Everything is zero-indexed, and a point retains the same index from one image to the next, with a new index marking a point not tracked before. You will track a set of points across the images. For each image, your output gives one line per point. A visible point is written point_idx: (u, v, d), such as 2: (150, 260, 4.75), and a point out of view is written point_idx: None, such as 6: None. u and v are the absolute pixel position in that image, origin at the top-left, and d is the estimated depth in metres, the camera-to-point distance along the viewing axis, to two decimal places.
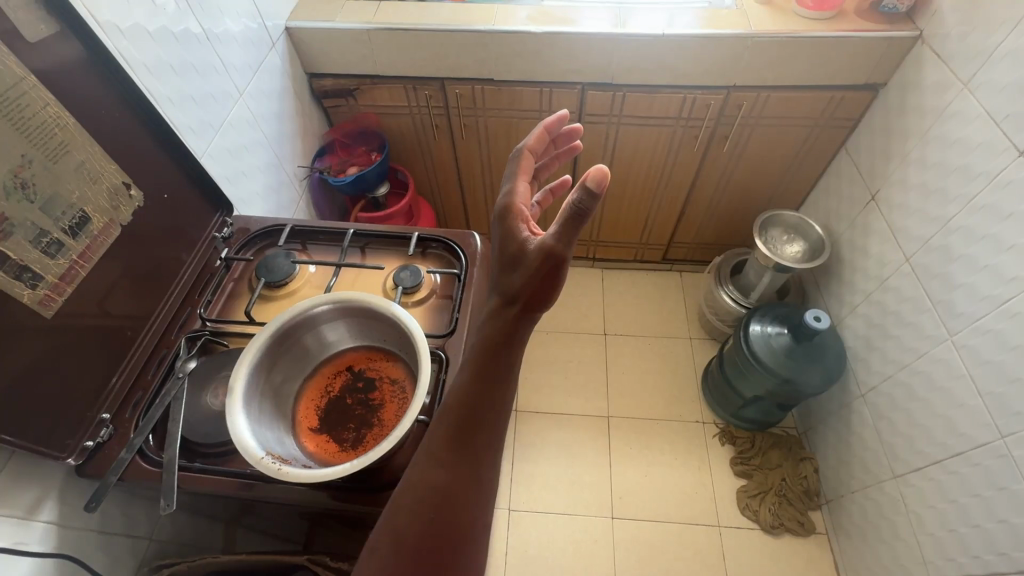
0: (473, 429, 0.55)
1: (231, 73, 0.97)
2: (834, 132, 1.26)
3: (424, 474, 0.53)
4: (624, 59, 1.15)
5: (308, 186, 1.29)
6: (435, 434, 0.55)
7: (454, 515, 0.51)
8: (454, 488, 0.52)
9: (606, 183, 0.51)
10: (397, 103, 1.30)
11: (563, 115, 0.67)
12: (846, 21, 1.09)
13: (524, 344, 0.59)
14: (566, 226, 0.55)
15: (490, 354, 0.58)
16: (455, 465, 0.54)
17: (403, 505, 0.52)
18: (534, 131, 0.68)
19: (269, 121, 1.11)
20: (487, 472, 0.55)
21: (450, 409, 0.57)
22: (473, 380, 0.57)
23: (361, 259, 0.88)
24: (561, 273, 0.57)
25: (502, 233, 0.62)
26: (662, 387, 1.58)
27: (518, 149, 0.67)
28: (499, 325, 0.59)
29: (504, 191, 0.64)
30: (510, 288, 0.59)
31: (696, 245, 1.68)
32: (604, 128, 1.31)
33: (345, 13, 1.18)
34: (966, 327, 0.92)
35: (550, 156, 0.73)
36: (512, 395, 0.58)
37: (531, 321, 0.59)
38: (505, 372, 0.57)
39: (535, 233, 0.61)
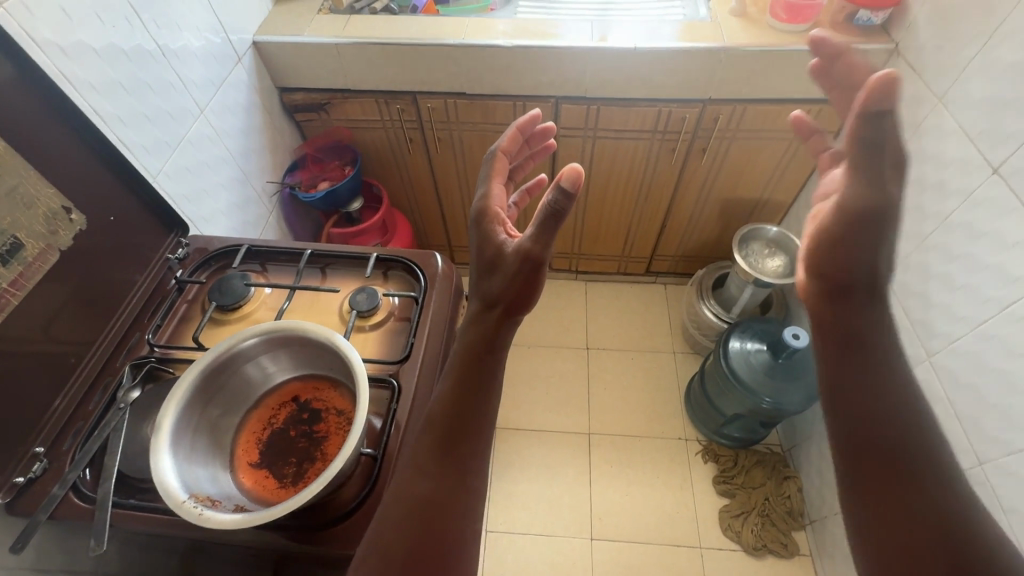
0: (460, 438, 0.56)
1: (189, 90, 0.94)
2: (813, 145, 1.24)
3: (411, 486, 0.52)
4: (597, 72, 1.13)
5: (280, 202, 1.26)
6: (420, 446, 0.55)
7: (445, 526, 0.50)
8: (444, 498, 0.52)
9: (580, 182, 0.55)
10: (369, 116, 1.28)
11: (535, 114, 0.72)
12: (821, 32, 1.06)
13: (505, 351, 0.63)
14: (543, 226, 0.58)
15: (472, 362, 0.60)
16: (441, 474, 0.53)
17: (392, 519, 0.50)
18: (507, 132, 0.73)
19: (234, 137, 1.08)
20: (475, 481, 0.55)
21: (434, 419, 0.57)
22: (456, 389, 0.58)
23: (319, 280, 0.85)
24: (539, 276, 0.62)
25: (479, 236, 0.67)
26: (645, 404, 1.55)
27: (493, 151, 0.73)
28: (479, 331, 0.63)
29: (480, 195, 0.69)
30: (490, 292, 0.64)
31: (678, 257, 1.65)
32: (580, 141, 1.29)
33: (313, 27, 1.16)
34: (943, 348, 0.90)
35: (524, 157, 0.78)
36: (495, 403, 0.59)
37: (513, 326, 0.64)
38: (489, 380, 0.60)
39: (510, 236, 0.67)
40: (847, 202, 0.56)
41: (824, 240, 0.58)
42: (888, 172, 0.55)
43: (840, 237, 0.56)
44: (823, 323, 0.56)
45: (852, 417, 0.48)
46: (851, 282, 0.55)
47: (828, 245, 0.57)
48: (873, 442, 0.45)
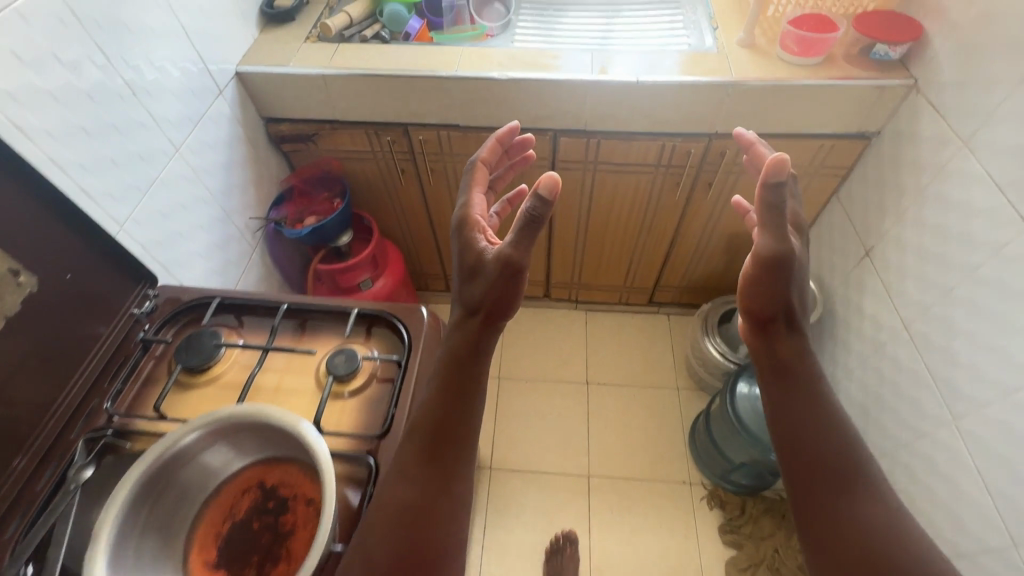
0: (443, 446, 0.57)
1: (162, 128, 0.89)
2: (825, 180, 1.18)
3: (395, 491, 0.55)
4: (598, 104, 1.07)
5: (264, 238, 1.20)
6: (405, 452, 0.57)
7: (427, 531, 0.53)
8: (425, 504, 0.54)
9: (557, 188, 0.55)
10: (359, 148, 1.22)
11: (514, 126, 0.74)
12: (835, 66, 1.00)
13: (491, 354, 0.62)
14: (521, 231, 0.57)
15: (455, 369, 0.60)
16: (425, 481, 0.55)
17: (377, 524, 0.53)
18: (486, 143, 0.75)
19: (215, 173, 1.03)
20: (460, 485, 0.57)
21: (417, 425, 0.58)
22: (440, 395, 0.59)
23: (296, 337, 0.78)
24: (520, 280, 0.60)
25: (460, 245, 0.66)
26: (647, 444, 1.48)
27: (473, 161, 0.74)
28: (462, 336, 0.63)
29: (461, 204, 0.69)
30: (472, 299, 0.63)
31: (682, 288, 1.59)
32: (579, 174, 1.23)
33: (300, 57, 1.11)
34: (970, 413, 0.83)
35: (503, 169, 0.80)
36: (481, 408, 0.60)
37: (497, 330, 0.63)
38: (473, 386, 0.60)
39: (491, 242, 0.65)
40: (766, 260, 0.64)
41: (747, 280, 0.62)
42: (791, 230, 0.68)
43: (759, 280, 0.61)
44: (757, 357, 0.63)
45: (789, 439, 0.55)
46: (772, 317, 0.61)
47: (756, 284, 0.61)
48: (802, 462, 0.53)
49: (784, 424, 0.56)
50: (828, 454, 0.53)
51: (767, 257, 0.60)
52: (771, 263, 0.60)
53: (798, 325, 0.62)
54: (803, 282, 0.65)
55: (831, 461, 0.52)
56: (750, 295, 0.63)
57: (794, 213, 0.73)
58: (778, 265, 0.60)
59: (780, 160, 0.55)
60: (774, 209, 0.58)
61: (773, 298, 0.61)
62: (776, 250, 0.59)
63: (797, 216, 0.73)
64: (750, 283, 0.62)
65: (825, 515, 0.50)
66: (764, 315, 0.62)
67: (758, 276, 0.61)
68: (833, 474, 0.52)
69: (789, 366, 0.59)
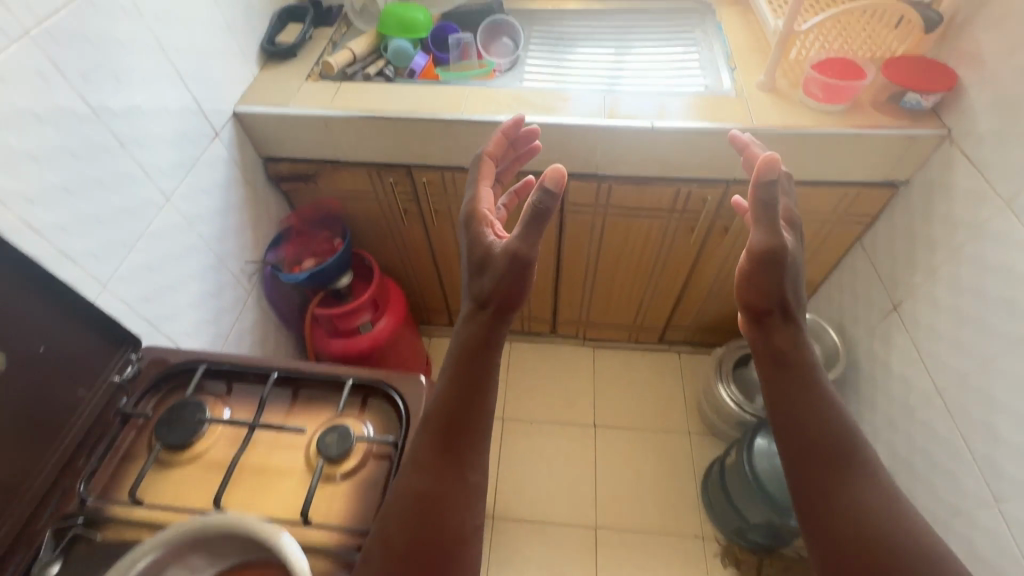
0: (456, 435, 0.60)
1: (153, 177, 0.85)
2: (848, 228, 1.12)
3: (412, 480, 0.58)
4: (610, 150, 1.02)
5: (260, 281, 1.15)
6: (421, 443, 0.60)
7: (443, 518, 0.56)
8: (440, 492, 0.57)
9: (564, 178, 0.56)
10: (361, 188, 1.18)
11: (518, 118, 0.79)
12: (861, 114, 0.95)
13: (498, 348, 0.65)
14: (529, 226, 0.59)
15: (463, 362, 0.64)
16: (439, 470, 0.58)
17: (396, 513, 0.56)
18: (492, 138, 0.79)
19: (209, 219, 0.98)
20: (474, 473, 0.59)
21: (430, 418, 0.62)
22: (452, 388, 0.62)
23: (286, 410, 0.73)
24: (526, 275, 0.62)
25: (469, 239, 0.70)
26: (657, 494, 1.42)
27: (478, 155, 0.78)
28: (471, 330, 0.66)
29: (468, 197, 0.72)
30: (482, 293, 0.66)
31: (694, 328, 1.53)
32: (589, 217, 1.18)
33: (300, 97, 1.06)
34: (1015, 497, 0.77)
35: (509, 160, 0.83)
36: (490, 400, 0.63)
37: (505, 323, 0.65)
38: (482, 377, 0.63)
39: (499, 235, 0.69)
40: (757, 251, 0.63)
41: (741, 277, 0.62)
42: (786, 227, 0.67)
43: (754, 277, 0.61)
44: (756, 347, 0.64)
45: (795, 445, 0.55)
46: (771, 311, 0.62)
47: (750, 280, 0.62)
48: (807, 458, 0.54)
49: (783, 415, 0.58)
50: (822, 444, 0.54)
51: (761, 252, 0.60)
52: (767, 259, 0.60)
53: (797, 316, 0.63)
54: (800, 271, 0.65)
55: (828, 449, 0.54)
56: (745, 291, 0.63)
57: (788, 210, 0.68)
58: (768, 260, 0.60)
59: (772, 159, 0.56)
60: (766, 206, 0.59)
61: (770, 293, 0.61)
62: (767, 248, 0.59)
63: (790, 212, 0.67)
64: (744, 280, 0.62)
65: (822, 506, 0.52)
66: (760, 309, 0.62)
67: (753, 272, 0.61)
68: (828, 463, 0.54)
69: (787, 357, 0.60)
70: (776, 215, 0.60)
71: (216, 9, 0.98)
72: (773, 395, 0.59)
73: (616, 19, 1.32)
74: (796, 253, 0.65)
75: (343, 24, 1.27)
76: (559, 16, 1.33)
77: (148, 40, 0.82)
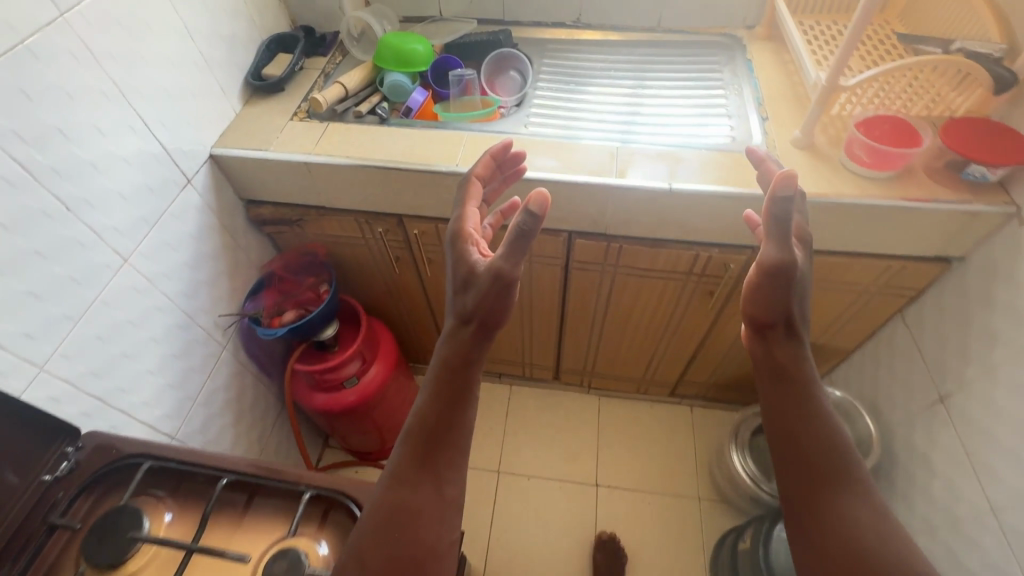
0: (435, 449, 0.59)
1: (108, 238, 0.76)
2: (889, 300, 0.99)
3: (392, 492, 0.57)
4: (622, 211, 0.91)
5: (237, 333, 1.07)
6: (400, 455, 0.59)
7: (417, 529, 0.55)
8: (419, 506, 0.56)
9: (547, 205, 0.52)
10: (349, 235, 1.08)
11: (506, 141, 0.74)
12: (913, 182, 0.83)
13: (481, 364, 0.63)
14: (512, 248, 0.56)
15: (447, 375, 0.62)
16: (416, 481, 0.58)
17: (372, 526, 0.55)
18: (481, 158, 0.74)
19: (177, 275, 0.90)
20: (452, 488, 0.59)
21: (413, 428, 0.61)
22: (435, 401, 0.61)
23: (234, 524, 0.64)
24: (509, 294, 0.60)
25: (454, 256, 0.66)
26: (661, 567, 1.30)
27: (467, 176, 0.73)
28: (454, 347, 0.63)
29: (455, 216, 0.69)
30: (464, 309, 0.63)
31: (709, 384, 1.41)
32: (596, 275, 1.07)
33: (283, 139, 0.98)
34: None
35: (496, 183, 0.78)
36: (472, 413, 0.62)
37: (487, 340, 0.63)
38: (465, 392, 0.62)
39: (484, 254, 0.65)
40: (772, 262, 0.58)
41: (749, 287, 0.60)
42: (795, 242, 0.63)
43: (762, 288, 0.59)
44: (755, 359, 0.63)
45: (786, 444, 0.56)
46: (771, 322, 0.60)
47: (754, 289, 0.60)
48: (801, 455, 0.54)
49: (778, 428, 0.57)
50: (810, 458, 0.54)
51: (772, 265, 0.57)
52: (776, 273, 0.57)
53: (799, 331, 0.61)
54: (807, 285, 0.62)
55: (819, 463, 0.53)
56: (749, 302, 0.61)
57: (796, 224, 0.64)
58: (779, 274, 0.57)
59: (788, 176, 0.52)
60: (780, 223, 0.55)
61: (776, 306, 0.59)
62: (775, 259, 0.57)
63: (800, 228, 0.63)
64: (754, 289, 0.60)
65: (808, 522, 0.52)
66: (767, 322, 0.60)
67: (762, 282, 0.58)
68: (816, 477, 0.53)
69: (787, 371, 0.59)
70: (788, 229, 0.56)
71: (192, 44, 0.89)
72: (771, 406, 0.59)
73: (636, 51, 1.21)
74: (807, 271, 0.62)
75: (337, 54, 1.17)
76: (573, 47, 1.22)
77: (105, 87, 0.74)
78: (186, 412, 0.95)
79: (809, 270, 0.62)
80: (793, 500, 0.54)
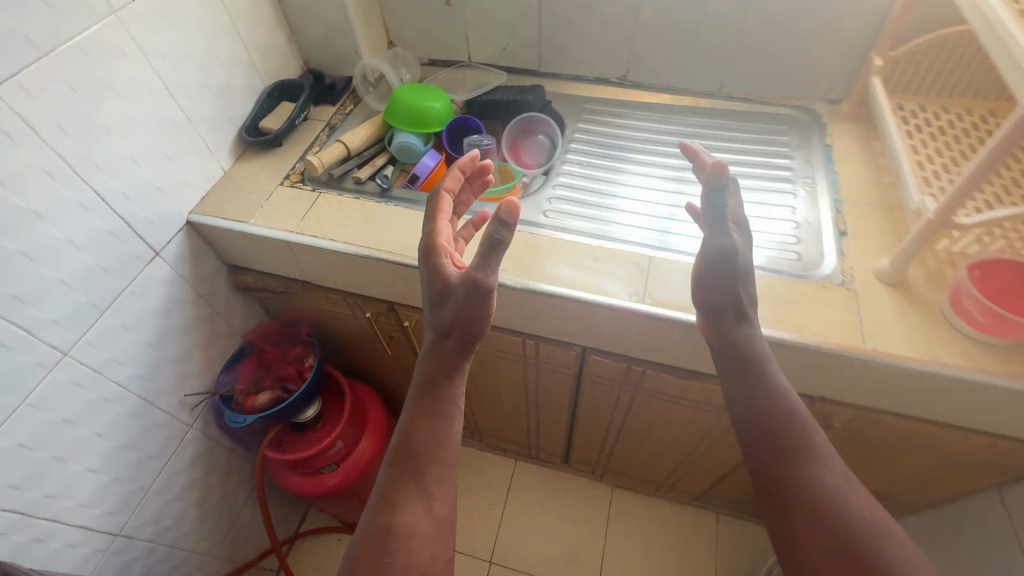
0: (421, 466, 0.54)
1: (42, 334, 0.66)
2: (985, 475, 0.78)
3: (378, 514, 0.51)
4: (647, 336, 0.75)
5: (208, 410, 0.97)
6: (385, 474, 0.54)
7: (411, 552, 0.49)
8: (411, 528, 0.50)
9: (518, 212, 0.49)
10: (338, 311, 0.96)
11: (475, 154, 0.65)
12: None
13: (464, 375, 0.58)
14: (487, 258, 0.52)
15: (430, 392, 0.57)
16: (406, 501, 0.52)
17: (357, 555, 0.49)
18: (449, 170, 0.65)
19: (134, 358, 0.80)
20: (443, 507, 0.53)
21: (397, 446, 0.55)
22: (419, 416, 0.56)
23: None
24: (488, 301, 0.55)
25: (427, 271, 0.59)
26: None
27: (435, 189, 0.65)
28: (437, 362, 0.57)
29: (426, 230, 0.62)
30: (443, 321, 0.57)
31: (740, 501, 1.21)
32: (613, 389, 0.91)
33: (267, 209, 0.86)
34: None
35: (465, 193, 0.70)
36: (458, 427, 0.57)
37: (469, 349, 0.57)
38: (449, 404, 0.57)
39: (460, 266, 0.60)
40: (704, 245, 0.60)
41: (697, 278, 0.62)
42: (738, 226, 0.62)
43: (707, 272, 0.61)
44: (711, 344, 0.62)
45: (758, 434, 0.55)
46: (724, 308, 0.60)
47: (703, 276, 0.61)
48: (773, 446, 0.53)
49: (745, 409, 0.56)
50: (778, 437, 0.53)
51: (715, 251, 0.59)
52: (721, 259, 0.59)
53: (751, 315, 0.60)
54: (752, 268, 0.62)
55: (780, 439, 0.53)
56: (701, 289, 0.62)
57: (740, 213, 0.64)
58: (722, 258, 0.59)
59: (721, 167, 0.56)
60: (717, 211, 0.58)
61: (724, 294, 0.60)
62: (719, 244, 0.59)
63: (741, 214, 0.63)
64: (702, 279, 0.61)
65: (776, 492, 0.52)
66: (719, 310, 0.61)
67: (708, 272, 0.61)
68: (785, 455, 0.53)
69: (742, 351, 0.58)
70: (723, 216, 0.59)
71: (172, 101, 0.79)
72: (733, 390, 0.58)
73: (688, 121, 1.02)
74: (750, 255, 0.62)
75: (348, 102, 1.05)
76: (615, 109, 1.05)
77: (51, 164, 0.64)
78: (138, 503, 0.85)
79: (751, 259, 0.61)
80: (761, 474, 0.54)
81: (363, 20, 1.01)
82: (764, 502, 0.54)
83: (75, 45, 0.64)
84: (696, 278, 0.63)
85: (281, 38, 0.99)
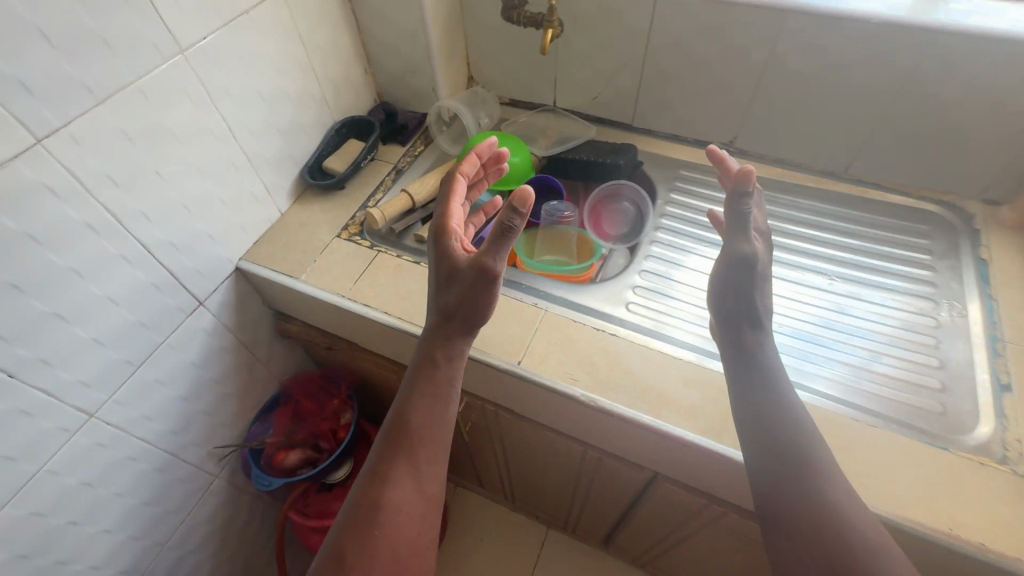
0: (414, 442, 0.55)
1: (68, 398, 0.61)
2: None
3: (370, 486, 0.53)
4: (739, 485, 0.62)
5: (235, 462, 0.90)
6: (379, 449, 0.55)
7: (397, 524, 0.51)
8: (400, 503, 0.52)
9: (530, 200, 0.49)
10: (383, 373, 0.88)
11: (493, 142, 0.64)
12: None
13: (461, 360, 0.60)
14: (495, 243, 0.52)
15: (427, 374, 0.58)
16: (396, 476, 0.53)
17: (348, 522, 0.51)
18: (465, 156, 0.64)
19: (164, 413, 0.74)
20: (431, 485, 0.55)
21: (392, 422, 0.57)
22: (416, 395, 0.57)
23: None
24: (492, 287, 0.56)
25: (435, 252, 0.59)
26: None
27: (449, 173, 0.63)
28: (437, 345, 0.59)
29: (437, 212, 0.61)
30: (446, 305, 0.58)
31: None
32: (681, 515, 0.78)
33: (321, 264, 0.79)
34: None
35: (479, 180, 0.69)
36: (452, 409, 0.58)
37: (469, 335, 0.60)
38: (445, 387, 0.58)
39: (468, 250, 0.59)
40: (725, 251, 0.61)
41: (716, 285, 0.63)
42: (756, 236, 0.63)
43: (725, 279, 0.61)
44: (723, 352, 0.62)
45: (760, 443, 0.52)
46: (737, 312, 0.61)
47: (722, 283, 0.62)
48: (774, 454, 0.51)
49: (749, 421, 0.54)
50: (778, 449, 0.51)
51: (735, 257, 0.60)
52: (740, 264, 0.60)
53: (763, 322, 0.61)
54: (768, 276, 0.63)
55: (776, 442, 0.51)
56: (717, 292, 0.63)
57: (758, 219, 0.65)
58: (740, 263, 0.60)
59: (744, 174, 0.56)
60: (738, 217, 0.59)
61: (741, 302, 0.61)
62: (741, 251, 0.59)
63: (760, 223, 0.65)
64: (720, 286, 0.62)
65: (773, 497, 0.49)
66: (734, 316, 0.61)
67: (725, 277, 0.61)
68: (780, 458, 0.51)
69: (752, 355, 0.59)
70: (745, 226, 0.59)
71: (235, 143, 0.72)
72: (737, 395, 0.57)
73: (803, 206, 0.87)
74: (767, 263, 0.64)
75: (419, 142, 0.97)
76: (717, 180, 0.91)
77: (96, 218, 0.58)
78: (151, 561, 0.80)
79: (768, 267, 0.63)
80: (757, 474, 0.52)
81: (446, 57, 0.92)
82: (763, 508, 0.50)
83: (137, 88, 0.58)
84: (713, 281, 0.64)
85: (357, 71, 0.91)
